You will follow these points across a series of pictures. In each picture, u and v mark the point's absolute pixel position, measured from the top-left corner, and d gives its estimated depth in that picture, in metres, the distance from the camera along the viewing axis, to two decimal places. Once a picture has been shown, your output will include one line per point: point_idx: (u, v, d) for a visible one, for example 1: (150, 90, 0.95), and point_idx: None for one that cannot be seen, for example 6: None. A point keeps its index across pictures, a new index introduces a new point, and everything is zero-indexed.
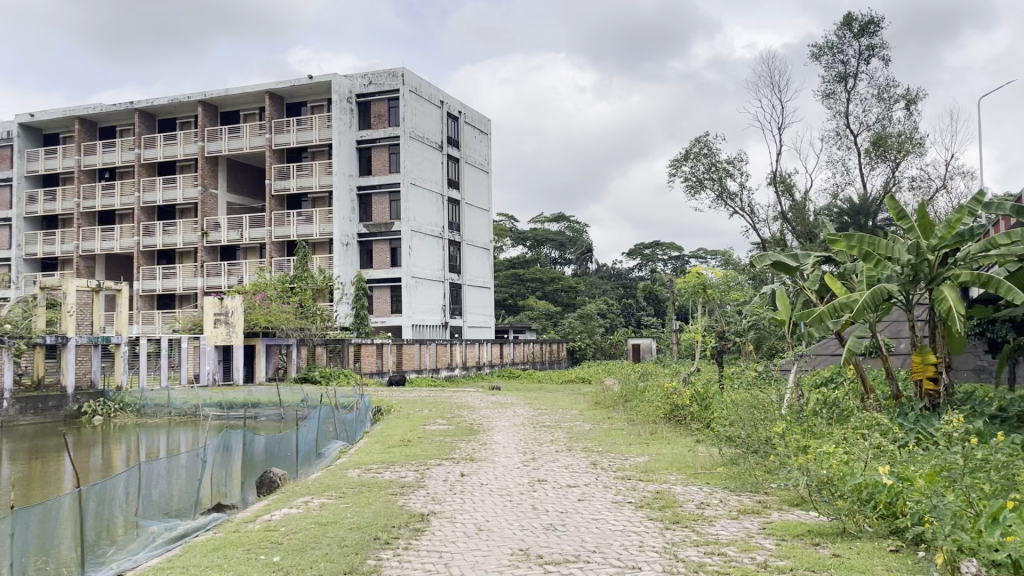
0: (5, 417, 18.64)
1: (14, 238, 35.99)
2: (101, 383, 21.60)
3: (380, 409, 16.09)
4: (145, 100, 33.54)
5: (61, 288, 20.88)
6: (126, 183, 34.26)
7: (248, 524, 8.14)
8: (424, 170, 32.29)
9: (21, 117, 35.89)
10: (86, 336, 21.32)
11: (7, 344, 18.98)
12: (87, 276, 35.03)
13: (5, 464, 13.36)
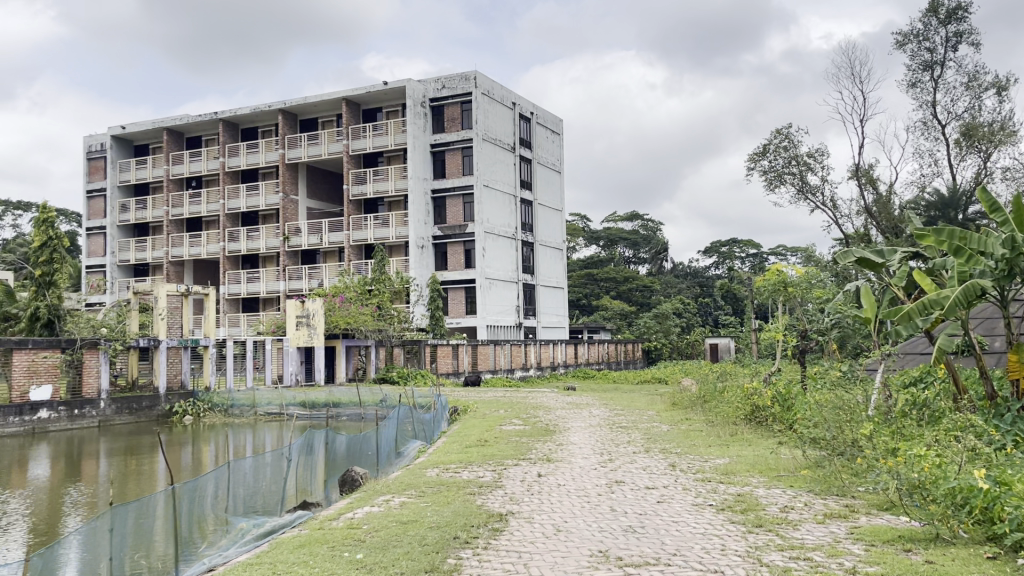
0: (103, 417, 19.60)
1: (108, 245, 37.74)
2: (190, 384, 22.48)
3: (457, 409, 16.25)
4: (229, 111, 34.73)
5: (153, 293, 21.76)
6: (212, 191, 35.54)
7: (332, 522, 8.33)
8: (497, 171, 32.46)
9: (113, 130, 37.61)
10: (176, 338, 22.21)
11: (104, 347, 19.99)
12: (176, 280, 36.48)
13: (103, 461, 14.03)
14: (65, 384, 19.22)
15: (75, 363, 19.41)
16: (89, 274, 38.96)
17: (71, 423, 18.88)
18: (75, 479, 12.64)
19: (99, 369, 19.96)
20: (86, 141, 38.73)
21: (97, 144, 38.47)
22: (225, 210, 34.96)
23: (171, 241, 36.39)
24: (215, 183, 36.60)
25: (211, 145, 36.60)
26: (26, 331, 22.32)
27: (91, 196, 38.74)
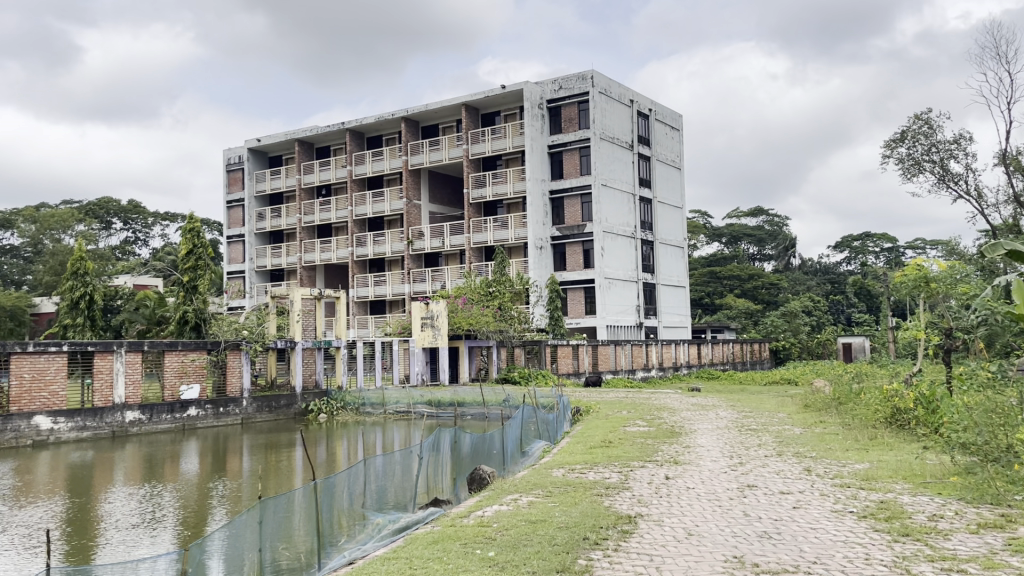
0: (245, 415, 20.74)
1: (247, 252, 39.94)
2: (324, 384, 23.43)
3: (581, 409, 16.23)
4: (355, 120, 36.05)
5: (289, 296, 22.89)
6: (340, 198, 36.95)
7: (463, 519, 8.48)
8: (616, 170, 32.22)
9: (250, 143, 39.79)
10: (310, 340, 23.23)
11: (245, 348, 21.14)
12: (309, 285, 38.18)
13: (247, 455, 14.87)
14: (211, 384, 20.50)
15: (219, 363, 20.69)
16: (229, 280, 41.34)
17: (217, 420, 20.08)
18: (222, 473, 13.45)
19: (241, 369, 21.17)
20: (225, 155, 41.12)
21: (235, 157, 40.77)
22: (353, 216, 36.28)
23: (304, 247, 38.15)
24: (343, 190, 38.04)
25: (338, 154, 38.09)
26: (177, 334, 23.96)
27: (231, 206, 41.11)
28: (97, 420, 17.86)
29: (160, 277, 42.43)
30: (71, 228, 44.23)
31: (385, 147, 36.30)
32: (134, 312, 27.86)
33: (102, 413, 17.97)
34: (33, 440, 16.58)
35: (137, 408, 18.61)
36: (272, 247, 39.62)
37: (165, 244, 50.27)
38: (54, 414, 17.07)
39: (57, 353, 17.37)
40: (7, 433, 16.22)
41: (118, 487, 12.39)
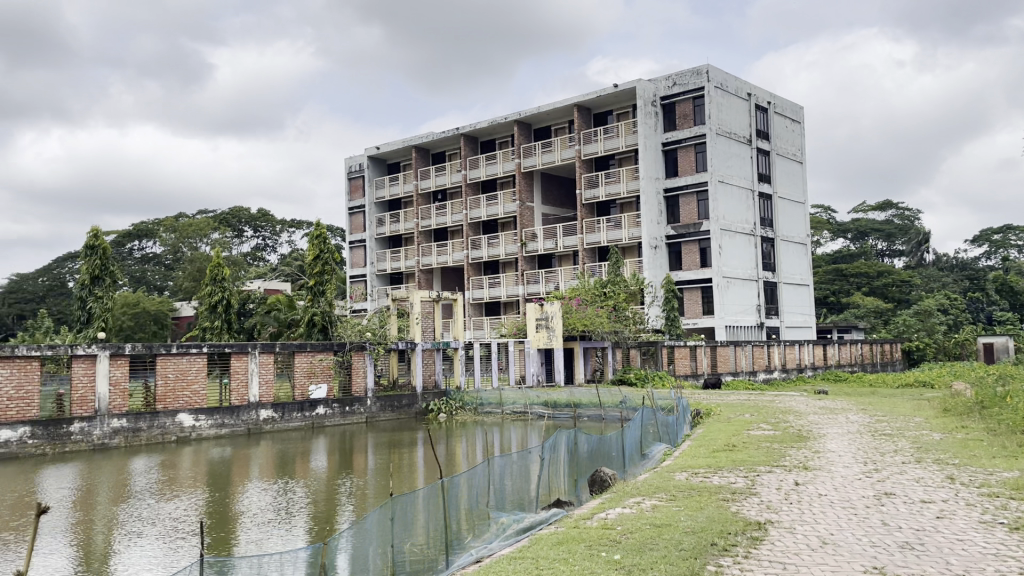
0: (370, 414, 21.42)
1: (368, 256, 41.31)
2: (443, 384, 23.90)
3: (700, 412, 15.89)
4: (469, 125, 36.66)
5: (409, 299, 23.62)
6: (455, 202, 37.67)
7: (586, 521, 8.45)
8: (733, 166, 31.40)
9: (369, 151, 41.15)
10: (430, 341, 23.75)
11: (368, 349, 21.80)
12: (426, 287, 39.10)
13: (371, 453, 15.37)
14: (337, 383, 21.31)
15: (345, 364, 21.49)
16: (351, 284, 42.85)
17: (343, 418, 20.83)
18: (348, 470, 13.96)
19: (366, 369, 21.87)
20: (347, 163, 42.67)
21: (356, 165, 42.25)
22: (467, 219, 36.92)
23: (421, 251, 39.09)
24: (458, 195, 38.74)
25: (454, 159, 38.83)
26: (306, 336, 25.07)
27: (352, 212, 42.64)
28: (234, 417, 18.94)
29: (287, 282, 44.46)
30: (207, 236, 46.99)
31: (498, 150, 36.73)
32: (266, 316, 29.40)
33: (238, 411, 19.03)
34: (176, 437, 17.85)
35: (270, 406, 19.59)
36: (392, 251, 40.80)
37: (292, 250, 52.65)
38: (196, 412, 18.29)
39: (198, 354, 18.70)
40: (154, 430, 17.60)
41: (254, 482, 13.05)
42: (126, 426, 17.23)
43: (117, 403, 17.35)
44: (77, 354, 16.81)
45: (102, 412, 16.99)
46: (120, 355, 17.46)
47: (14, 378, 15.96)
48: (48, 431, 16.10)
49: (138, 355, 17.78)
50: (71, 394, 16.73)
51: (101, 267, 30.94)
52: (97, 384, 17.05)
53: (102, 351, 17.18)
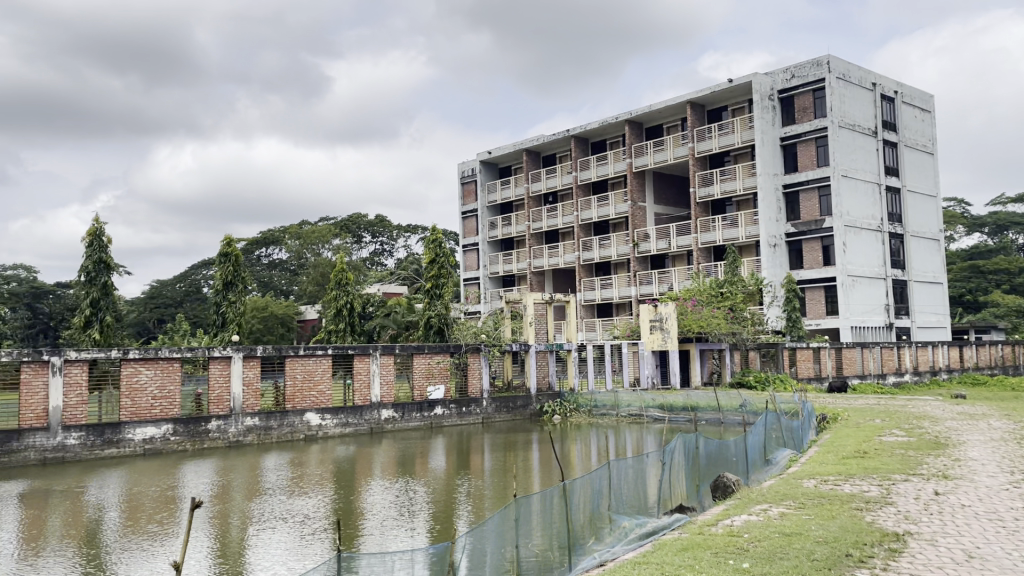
0: (486, 415, 21.68)
1: (481, 259, 41.91)
2: (557, 386, 23.97)
3: (826, 416, 15.27)
4: (579, 127, 36.64)
5: (522, 301, 23.83)
6: (566, 204, 37.71)
7: (711, 528, 8.26)
8: (857, 160, 30.07)
9: (481, 156, 41.75)
10: (543, 343, 23.83)
11: (483, 351, 22.06)
12: (538, 289, 39.30)
13: (488, 453, 15.57)
14: (454, 384, 21.72)
15: (461, 365, 21.84)
16: (465, 286, 43.60)
17: (460, 419, 21.16)
18: (466, 469, 14.17)
19: (482, 371, 22.15)
20: (459, 168, 43.44)
21: (468, 170, 42.95)
22: (579, 221, 36.92)
23: (533, 253, 39.36)
24: (569, 196, 38.76)
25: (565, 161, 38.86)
26: (424, 338, 25.68)
27: (465, 216, 43.37)
28: (358, 417, 19.57)
29: (404, 285, 45.67)
30: (328, 242, 48.84)
31: (609, 151, 36.51)
32: (386, 318, 30.34)
33: (362, 411, 19.66)
34: (305, 435, 18.60)
35: (390, 406, 20.15)
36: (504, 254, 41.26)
37: (409, 253, 54.03)
38: (322, 411, 19.02)
39: (323, 356, 19.45)
40: (284, 428, 18.40)
41: (376, 480, 13.46)
42: (258, 424, 18.12)
43: (250, 402, 18.30)
44: (214, 356, 17.84)
45: (236, 411, 17.96)
46: (252, 357, 18.40)
47: (159, 378, 17.19)
48: (189, 428, 17.18)
49: (268, 356, 18.67)
50: (208, 394, 17.79)
51: (233, 273, 32.74)
52: (232, 384, 18.05)
53: (235, 353, 18.16)
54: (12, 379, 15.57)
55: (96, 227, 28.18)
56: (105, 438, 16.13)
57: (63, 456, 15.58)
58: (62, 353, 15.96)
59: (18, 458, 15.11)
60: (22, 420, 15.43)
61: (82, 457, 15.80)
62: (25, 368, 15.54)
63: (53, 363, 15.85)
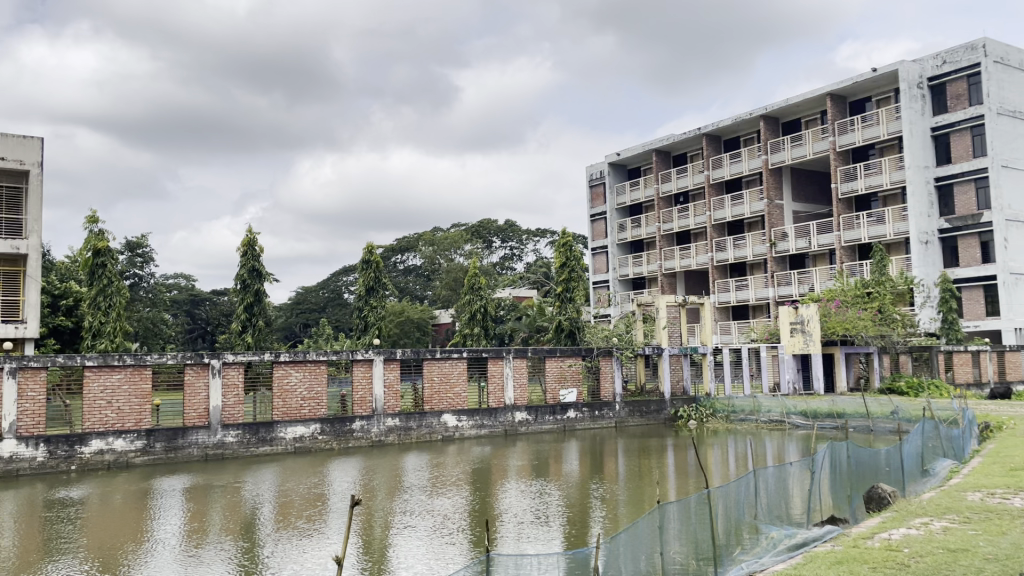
0: (619, 419, 21.49)
1: (611, 262, 41.74)
2: (692, 390, 23.49)
3: (992, 425, 14.17)
4: (711, 124, 35.83)
5: (655, 304, 23.53)
6: (698, 204, 36.96)
7: (867, 541, 7.83)
8: (1019, 148, 27.85)
9: (610, 158, 41.58)
10: (677, 347, 23.40)
11: (616, 354, 21.88)
12: (670, 292, 38.71)
13: (621, 458, 15.42)
14: (587, 388, 21.71)
15: (593, 369, 21.77)
16: (595, 289, 43.52)
17: (593, 422, 21.07)
18: (600, 474, 14.04)
19: (614, 374, 21.99)
20: (588, 171, 43.42)
21: (597, 172, 42.85)
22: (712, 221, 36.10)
23: (664, 255, 38.81)
24: (700, 196, 37.94)
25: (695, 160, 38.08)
26: (556, 341, 25.83)
27: (595, 219, 43.28)
28: (492, 419, 19.88)
29: (534, 288, 46.08)
30: (460, 247, 49.92)
31: (743, 148, 35.50)
32: (518, 322, 30.72)
33: (496, 413, 19.96)
34: (442, 436, 19.09)
35: (524, 409, 20.33)
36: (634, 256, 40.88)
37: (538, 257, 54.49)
38: (458, 412, 19.45)
39: (458, 359, 19.82)
40: (423, 429, 18.96)
41: (512, 482, 13.56)
42: (398, 425, 18.73)
43: (391, 403, 18.96)
44: (357, 358, 18.57)
45: (378, 411, 18.63)
46: (392, 359, 19.04)
47: (306, 380, 18.03)
48: (335, 428, 17.97)
49: (406, 359, 19.27)
50: (352, 395, 18.49)
51: (374, 279, 33.96)
52: (374, 385, 18.73)
53: (376, 356, 18.84)
54: (177, 380, 16.79)
55: (250, 238, 30.04)
56: (259, 436, 17.12)
57: (222, 452, 16.65)
58: (220, 356, 17.06)
59: (183, 454, 16.27)
60: (186, 419, 16.61)
61: (240, 454, 16.83)
62: (189, 369, 16.71)
63: (213, 365, 16.96)
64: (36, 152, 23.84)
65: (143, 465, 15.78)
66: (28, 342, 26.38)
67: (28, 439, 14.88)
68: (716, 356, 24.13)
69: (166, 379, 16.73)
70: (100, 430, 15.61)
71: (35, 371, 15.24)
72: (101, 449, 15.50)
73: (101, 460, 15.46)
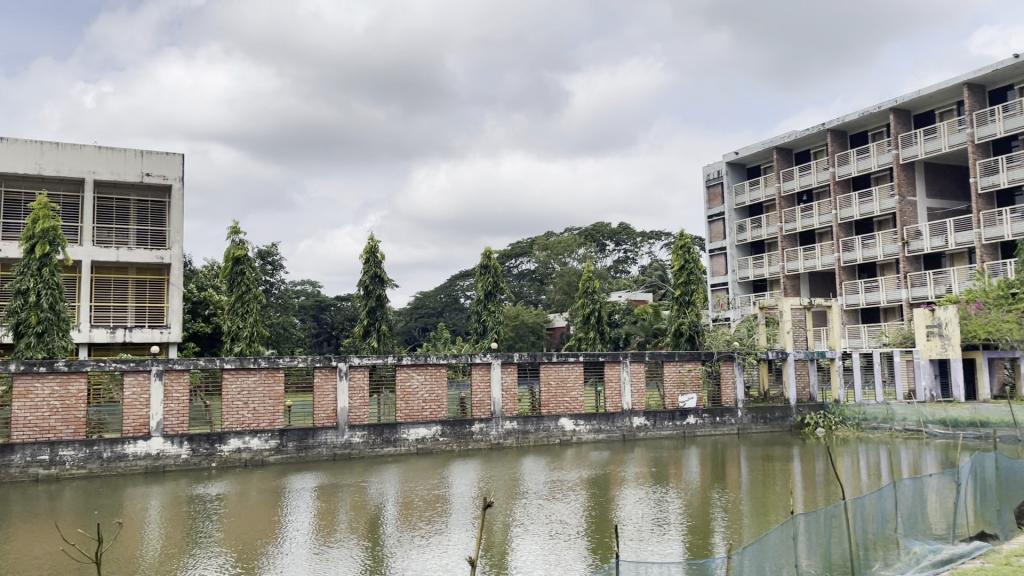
0: (741, 426, 20.93)
1: (730, 264, 40.79)
2: (819, 397, 22.61)
3: None
4: (836, 119, 34.39)
5: (777, 307, 22.79)
6: (823, 202, 35.62)
7: (1021, 560, 7.32)
8: None
9: (728, 157, 40.64)
10: (803, 351, 22.57)
11: (737, 359, 21.35)
12: (793, 294, 37.48)
13: (744, 466, 14.99)
14: (707, 394, 21.24)
15: (714, 374, 21.31)
16: (713, 292, 42.59)
17: (715, 429, 20.60)
18: (722, 482, 13.69)
19: (736, 380, 21.42)
20: (705, 171, 42.59)
21: (714, 172, 41.95)
22: (838, 220, 34.70)
23: (787, 256, 37.58)
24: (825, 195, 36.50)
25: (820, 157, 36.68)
26: (674, 345, 25.49)
27: (712, 220, 42.39)
28: (610, 424, 19.77)
29: (650, 292, 45.55)
30: (574, 252, 49.89)
31: (872, 142, 33.82)
32: (635, 326, 30.43)
33: (613, 418, 19.83)
34: (559, 439, 19.14)
35: (642, 414, 20.12)
36: (755, 258, 39.76)
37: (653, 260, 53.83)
38: (575, 417, 19.45)
39: (575, 363, 19.80)
40: (541, 432, 19.05)
41: (630, 488, 13.39)
42: (516, 428, 18.89)
43: (509, 407, 19.16)
44: (475, 362, 18.87)
45: (496, 414, 18.86)
46: (509, 364, 19.24)
47: (427, 383, 18.45)
48: (455, 430, 18.31)
49: (523, 363, 19.43)
50: (471, 398, 18.85)
51: (492, 284, 34.40)
52: (492, 389, 18.98)
53: (494, 360, 19.08)
54: (306, 382, 17.50)
55: (372, 245, 31.06)
56: (384, 437, 17.65)
57: (349, 452, 17.26)
58: (346, 359, 17.70)
59: (313, 453, 16.97)
60: (316, 419, 17.30)
61: (366, 454, 17.40)
62: (318, 372, 17.43)
63: (340, 368, 17.63)
64: (179, 167, 28.05)
65: (277, 463, 16.56)
66: (173, 345, 28.20)
67: (173, 438, 15.90)
68: (845, 361, 23.15)
69: (296, 381, 17.48)
70: (238, 430, 16.50)
71: (179, 372, 16.27)
72: (239, 448, 16.36)
73: (239, 458, 16.31)
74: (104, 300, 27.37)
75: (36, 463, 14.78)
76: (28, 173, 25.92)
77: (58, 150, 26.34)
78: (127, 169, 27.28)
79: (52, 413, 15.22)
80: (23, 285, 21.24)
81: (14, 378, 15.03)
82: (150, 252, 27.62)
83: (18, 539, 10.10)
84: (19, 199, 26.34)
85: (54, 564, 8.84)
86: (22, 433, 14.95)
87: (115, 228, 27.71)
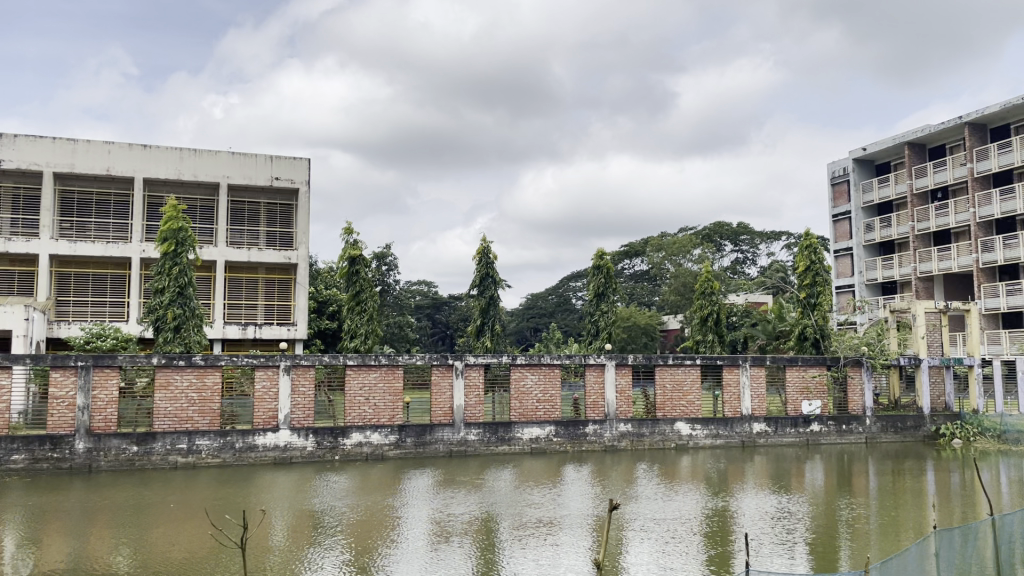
0: (870, 434, 20.01)
1: (857, 265, 39.13)
2: (956, 406, 21.27)
3: None
4: (975, 112, 32.44)
5: (910, 310, 21.67)
6: (959, 200, 33.67)
7: None
8: None
9: (856, 153, 39.04)
10: (938, 358, 21.35)
11: (865, 364, 20.42)
12: (925, 297, 35.71)
13: (872, 477, 14.36)
14: (833, 400, 20.41)
15: (840, 380, 20.44)
16: (837, 295, 40.90)
17: (840, 437, 19.78)
18: (848, 493, 13.21)
19: (863, 386, 20.51)
20: (829, 169, 41.10)
21: (840, 170, 40.43)
22: (976, 218, 32.76)
23: (918, 257, 35.79)
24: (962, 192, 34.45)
25: (956, 152, 34.61)
26: (797, 350, 25.35)
27: (837, 219, 40.81)
28: (728, 429, 19.33)
29: (770, 294, 44.25)
30: (690, 253, 48.99)
31: (1016, 136, 31.70)
32: (755, 329, 29.57)
33: (732, 423, 19.38)
34: (676, 444, 18.85)
35: (763, 420, 19.56)
36: (883, 259, 38.03)
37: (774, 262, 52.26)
38: (692, 421, 19.10)
39: (692, 366, 19.49)
40: (656, 436, 18.82)
41: (748, 498, 13.08)
42: (631, 431, 18.75)
43: (624, 409, 19.03)
44: (589, 363, 18.82)
45: (610, 417, 18.77)
46: (623, 365, 19.09)
47: (542, 383, 18.54)
48: (569, 431, 18.35)
49: (638, 366, 19.21)
50: (585, 399, 18.79)
51: (604, 284, 34.26)
52: (606, 391, 18.91)
53: (608, 361, 19.00)
54: (424, 379, 17.89)
55: (485, 246, 31.53)
56: (499, 436, 17.87)
57: (465, 450, 17.57)
58: (463, 358, 18.01)
59: (431, 449, 17.35)
60: (434, 416, 17.69)
61: (481, 452, 17.69)
62: (435, 370, 17.80)
63: (456, 366, 17.95)
64: (305, 171, 29.25)
65: (396, 458, 17.02)
66: (299, 342, 29.46)
67: (299, 430, 16.59)
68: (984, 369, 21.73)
69: (415, 378, 17.91)
70: (359, 425, 17.04)
71: (306, 368, 16.95)
72: (360, 442, 16.89)
73: (360, 452, 16.84)
74: (236, 298, 28.86)
75: (175, 451, 15.75)
76: (168, 178, 27.65)
77: (196, 156, 27.92)
78: (258, 174, 28.67)
79: (190, 405, 16.16)
80: (161, 284, 22.72)
81: (156, 370, 16.04)
82: (278, 253, 28.87)
83: (163, 522, 10.81)
84: (160, 203, 28.18)
85: (196, 547, 9.36)
86: (164, 423, 15.96)
87: (246, 231, 29.21)
